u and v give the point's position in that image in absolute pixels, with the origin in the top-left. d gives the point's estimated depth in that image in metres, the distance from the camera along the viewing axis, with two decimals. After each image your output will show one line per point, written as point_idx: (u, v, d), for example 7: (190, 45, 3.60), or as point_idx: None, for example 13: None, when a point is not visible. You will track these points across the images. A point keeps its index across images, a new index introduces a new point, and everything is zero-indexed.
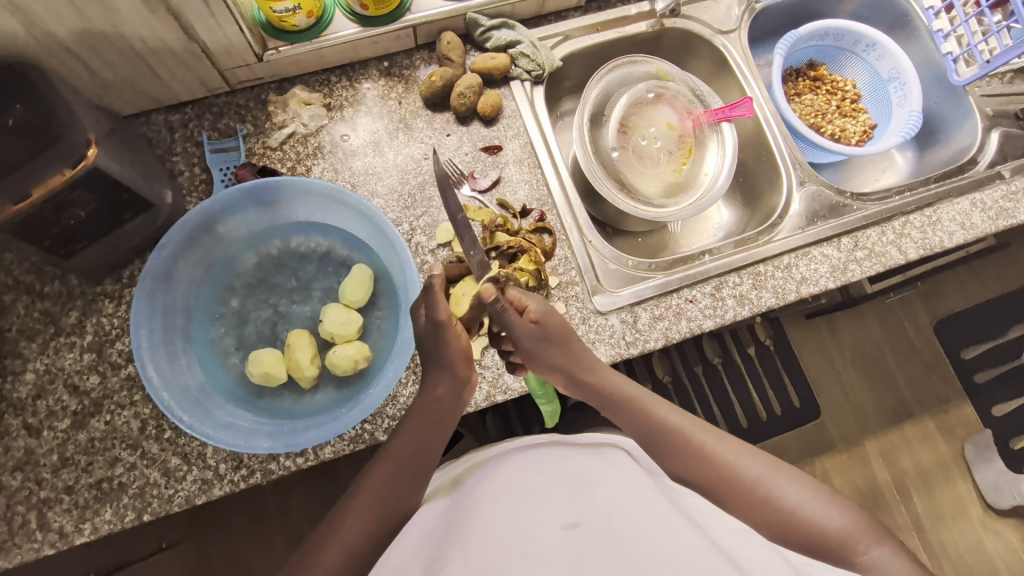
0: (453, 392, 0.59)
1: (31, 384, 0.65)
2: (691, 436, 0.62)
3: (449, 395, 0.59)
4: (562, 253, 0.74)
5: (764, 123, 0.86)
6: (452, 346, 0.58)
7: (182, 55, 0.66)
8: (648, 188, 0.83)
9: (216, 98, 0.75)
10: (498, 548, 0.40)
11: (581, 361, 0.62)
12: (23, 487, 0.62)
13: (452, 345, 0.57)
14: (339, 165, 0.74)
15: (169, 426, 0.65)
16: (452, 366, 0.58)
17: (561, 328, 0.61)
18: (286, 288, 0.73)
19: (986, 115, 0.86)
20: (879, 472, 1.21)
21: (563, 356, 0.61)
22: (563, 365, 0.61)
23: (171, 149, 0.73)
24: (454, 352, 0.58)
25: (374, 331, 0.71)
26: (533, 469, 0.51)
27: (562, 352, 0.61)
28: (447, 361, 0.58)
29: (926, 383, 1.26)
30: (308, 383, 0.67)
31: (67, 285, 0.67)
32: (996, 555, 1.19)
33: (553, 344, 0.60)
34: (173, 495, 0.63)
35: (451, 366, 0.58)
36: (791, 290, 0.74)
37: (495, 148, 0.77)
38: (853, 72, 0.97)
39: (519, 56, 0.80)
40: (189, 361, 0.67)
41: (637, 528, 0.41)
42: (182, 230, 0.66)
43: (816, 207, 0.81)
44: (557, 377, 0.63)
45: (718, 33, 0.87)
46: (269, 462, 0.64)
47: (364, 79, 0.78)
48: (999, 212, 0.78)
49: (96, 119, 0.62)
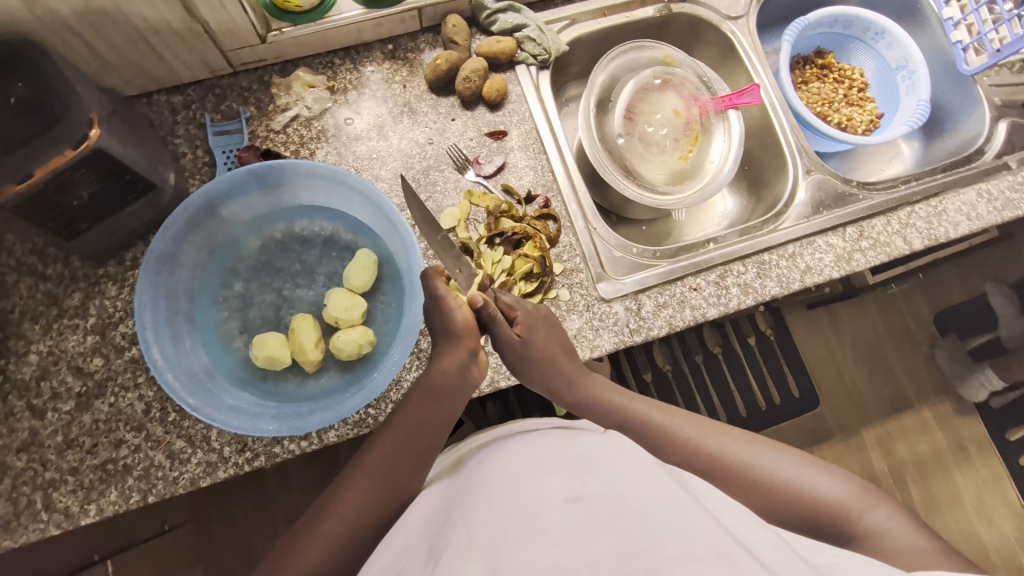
0: (460, 366, 0.57)
1: (35, 365, 0.65)
2: (675, 432, 0.62)
3: (455, 372, 0.57)
4: (567, 240, 0.74)
5: (772, 110, 0.85)
6: (456, 313, 0.57)
7: (185, 35, 0.65)
8: (654, 175, 0.83)
9: (218, 80, 0.74)
10: (502, 523, 0.40)
11: (570, 376, 0.63)
12: (28, 468, 0.62)
13: (456, 314, 0.57)
14: (343, 149, 0.74)
15: (173, 409, 0.65)
16: (458, 335, 0.57)
17: (548, 339, 0.61)
18: (289, 272, 0.72)
19: (994, 105, 0.86)
20: (875, 462, 1.22)
21: (544, 371, 0.61)
22: (550, 380, 0.62)
23: (174, 130, 0.72)
24: (460, 319, 0.57)
25: (378, 316, 0.71)
26: (536, 446, 0.51)
27: (542, 366, 0.61)
28: (454, 328, 0.57)
29: (925, 373, 1.26)
30: (313, 367, 0.67)
31: (70, 267, 0.67)
32: (990, 545, 1.20)
33: (535, 357, 0.60)
34: (178, 477, 0.64)
35: (457, 334, 0.57)
36: (795, 280, 0.74)
37: (501, 133, 0.76)
38: (861, 60, 0.96)
39: (525, 39, 0.79)
40: (193, 344, 0.67)
41: (641, 505, 0.41)
42: (184, 213, 0.66)
43: (822, 196, 0.81)
44: (539, 389, 0.63)
45: (726, 18, 0.86)
46: (273, 445, 0.65)
47: (368, 62, 0.77)
48: (1005, 203, 0.78)
49: (97, 99, 0.62)
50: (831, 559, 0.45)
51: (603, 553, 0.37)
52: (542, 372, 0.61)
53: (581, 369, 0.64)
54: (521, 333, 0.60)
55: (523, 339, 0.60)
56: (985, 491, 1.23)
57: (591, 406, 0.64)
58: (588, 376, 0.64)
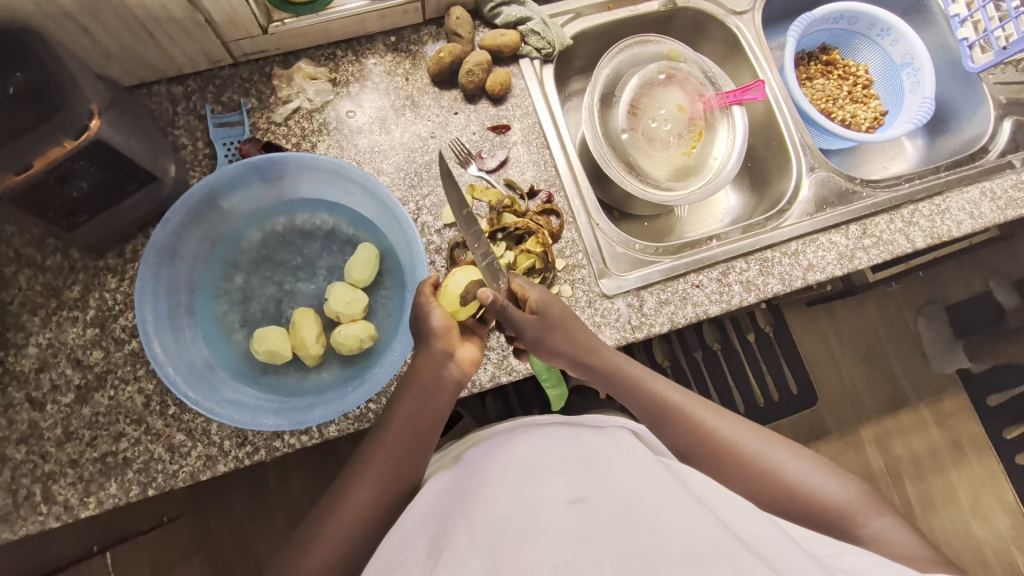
0: (435, 363, 0.56)
1: (34, 357, 0.65)
2: (691, 412, 0.62)
3: (432, 365, 0.56)
4: (569, 236, 0.74)
5: (776, 106, 0.85)
6: (433, 312, 0.57)
7: (186, 25, 0.64)
8: (657, 171, 0.83)
9: (219, 71, 0.73)
10: (504, 523, 0.40)
11: (592, 344, 0.60)
12: (27, 461, 0.62)
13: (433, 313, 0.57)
14: (344, 142, 0.73)
15: (173, 402, 0.65)
16: (436, 334, 0.56)
17: (563, 314, 0.59)
18: (290, 266, 0.72)
19: (999, 104, 0.85)
20: (872, 459, 1.23)
21: (567, 341, 0.59)
22: (573, 350, 0.59)
23: (174, 122, 0.72)
24: (438, 318, 0.56)
25: (380, 310, 0.71)
26: (540, 445, 0.50)
27: (565, 337, 0.58)
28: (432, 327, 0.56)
29: (924, 371, 1.27)
30: (314, 361, 0.67)
31: (70, 259, 0.67)
32: (985, 542, 1.21)
33: (556, 326, 0.58)
34: (177, 470, 0.64)
35: (435, 333, 0.56)
36: (797, 277, 0.74)
37: (504, 127, 0.76)
38: (866, 57, 0.96)
39: (529, 32, 0.78)
40: (193, 337, 0.67)
41: (644, 505, 0.41)
42: (185, 205, 0.65)
43: (825, 193, 0.81)
44: (560, 362, 0.60)
45: (730, 13, 0.86)
46: (273, 439, 0.64)
47: (370, 54, 0.76)
48: (1009, 202, 0.78)
49: (97, 89, 0.61)
50: (830, 557, 0.46)
51: (606, 553, 0.36)
52: (562, 339, 0.58)
53: (599, 340, 0.62)
54: (535, 309, 0.57)
55: (539, 314, 0.57)
56: (981, 488, 1.23)
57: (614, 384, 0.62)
58: (607, 347, 0.62)
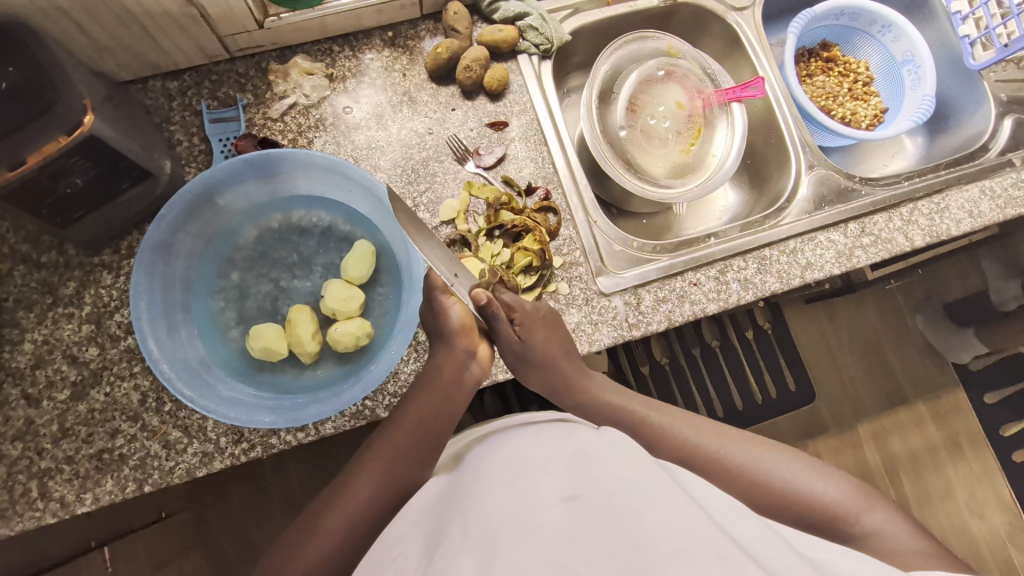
0: (458, 363, 0.59)
1: (29, 354, 0.64)
2: (671, 431, 0.62)
3: (454, 369, 0.59)
4: (567, 233, 0.73)
5: (775, 102, 0.85)
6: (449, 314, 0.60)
7: (181, 20, 0.64)
8: (655, 169, 0.82)
9: (215, 66, 0.73)
10: (497, 521, 0.40)
11: (570, 377, 0.63)
12: (23, 457, 0.62)
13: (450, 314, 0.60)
14: (341, 138, 0.73)
15: (169, 399, 0.65)
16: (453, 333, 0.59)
17: (548, 342, 0.62)
18: (287, 263, 0.72)
19: (1000, 102, 0.85)
20: (869, 456, 1.23)
21: (545, 371, 0.62)
22: (552, 380, 0.62)
23: (169, 117, 0.71)
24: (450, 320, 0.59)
25: (376, 308, 0.71)
26: (534, 443, 0.50)
27: (545, 367, 0.62)
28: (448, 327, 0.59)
29: (921, 369, 1.27)
30: (309, 359, 0.67)
31: (65, 255, 0.66)
32: (980, 538, 1.22)
33: (535, 358, 0.61)
34: (173, 467, 0.63)
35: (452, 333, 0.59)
36: (796, 275, 0.74)
37: (501, 123, 0.75)
38: (867, 54, 0.95)
39: (528, 28, 0.77)
40: (189, 335, 0.67)
41: (636, 504, 0.41)
42: (180, 201, 0.65)
43: (824, 191, 0.81)
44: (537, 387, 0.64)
45: (730, 10, 0.85)
46: (269, 436, 0.64)
47: (367, 49, 0.76)
48: (1008, 201, 0.77)
49: (92, 85, 0.61)
50: (823, 558, 0.45)
51: (597, 550, 0.36)
52: (540, 369, 0.62)
53: (582, 371, 0.64)
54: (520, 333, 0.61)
55: (522, 340, 0.60)
56: (978, 485, 1.23)
57: (595, 405, 0.63)
58: (590, 377, 0.64)
